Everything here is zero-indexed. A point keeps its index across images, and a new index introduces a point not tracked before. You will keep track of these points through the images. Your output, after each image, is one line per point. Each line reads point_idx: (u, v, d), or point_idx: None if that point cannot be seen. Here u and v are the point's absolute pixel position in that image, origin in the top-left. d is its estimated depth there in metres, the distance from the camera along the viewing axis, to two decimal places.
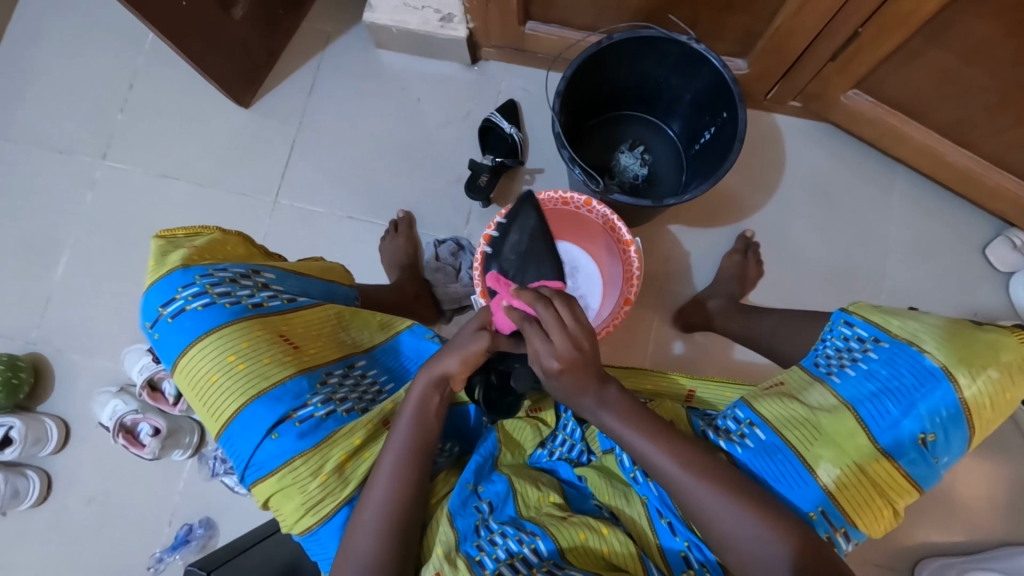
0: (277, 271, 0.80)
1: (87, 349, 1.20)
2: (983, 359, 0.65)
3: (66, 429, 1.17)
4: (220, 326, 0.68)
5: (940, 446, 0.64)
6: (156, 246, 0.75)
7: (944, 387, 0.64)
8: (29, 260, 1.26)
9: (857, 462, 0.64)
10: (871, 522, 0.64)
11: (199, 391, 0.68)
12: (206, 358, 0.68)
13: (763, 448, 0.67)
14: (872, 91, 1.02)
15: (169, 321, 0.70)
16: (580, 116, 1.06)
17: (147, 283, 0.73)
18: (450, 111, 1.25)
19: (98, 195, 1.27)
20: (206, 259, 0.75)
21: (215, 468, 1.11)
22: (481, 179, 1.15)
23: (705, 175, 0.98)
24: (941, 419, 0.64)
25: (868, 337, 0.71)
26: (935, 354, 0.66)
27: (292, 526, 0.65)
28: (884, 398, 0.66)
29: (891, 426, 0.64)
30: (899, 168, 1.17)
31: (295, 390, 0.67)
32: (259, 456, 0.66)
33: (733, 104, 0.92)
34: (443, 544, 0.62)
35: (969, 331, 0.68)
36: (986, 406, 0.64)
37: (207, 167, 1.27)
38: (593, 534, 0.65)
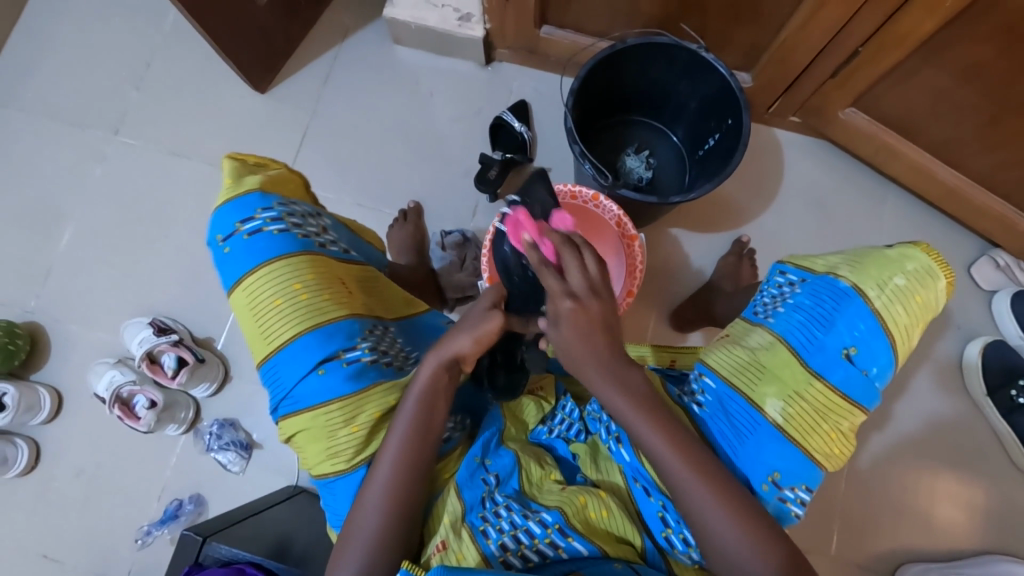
0: (334, 220, 0.84)
1: (86, 319, 1.20)
2: (886, 270, 0.72)
3: (59, 397, 1.16)
4: (289, 254, 0.72)
5: (865, 360, 0.70)
6: (232, 167, 0.79)
7: (857, 303, 0.71)
8: (32, 229, 1.26)
9: (798, 393, 0.70)
10: (824, 449, 0.69)
11: (258, 311, 0.71)
12: (268, 280, 0.71)
13: (716, 398, 0.73)
14: (869, 108, 1.07)
15: (243, 238, 0.73)
16: (589, 116, 1.10)
17: (220, 200, 0.76)
18: (462, 108, 1.28)
19: (107, 170, 1.28)
20: (280, 190, 0.78)
21: (210, 443, 1.11)
22: (491, 173, 1.16)
23: (709, 178, 1.01)
24: (860, 331, 0.70)
25: (797, 279, 0.78)
26: (847, 275, 0.73)
27: (316, 469, 0.68)
28: (809, 324, 0.72)
29: (819, 351, 0.71)
30: (891, 185, 1.22)
31: (347, 331, 0.71)
32: (302, 390, 0.68)
33: (738, 110, 0.96)
34: (451, 514, 0.65)
35: (875, 251, 0.75)
36: (900, 313, 0.70)
37: (219, 148, 1.29)
38: (593, 498, 0.67)
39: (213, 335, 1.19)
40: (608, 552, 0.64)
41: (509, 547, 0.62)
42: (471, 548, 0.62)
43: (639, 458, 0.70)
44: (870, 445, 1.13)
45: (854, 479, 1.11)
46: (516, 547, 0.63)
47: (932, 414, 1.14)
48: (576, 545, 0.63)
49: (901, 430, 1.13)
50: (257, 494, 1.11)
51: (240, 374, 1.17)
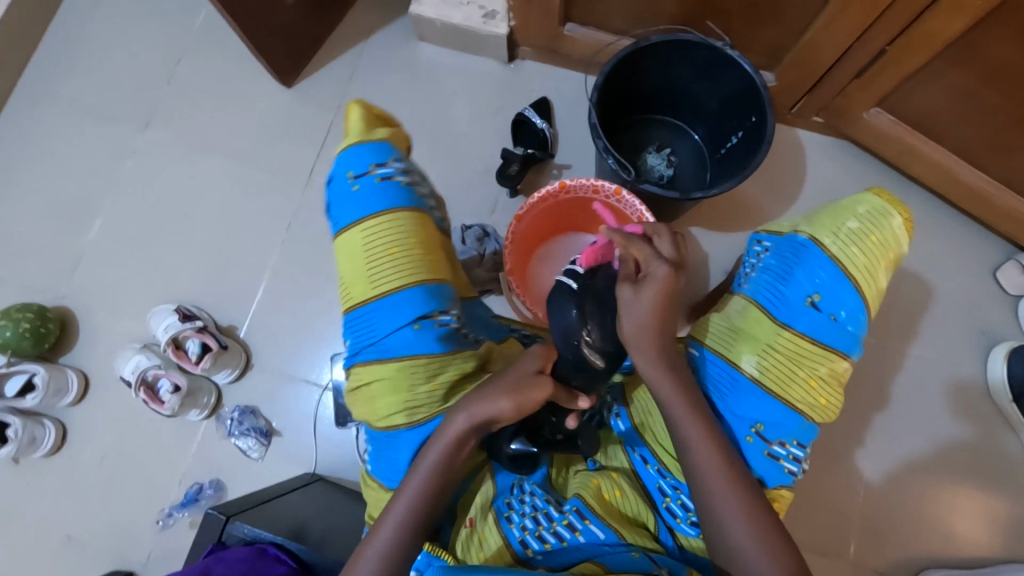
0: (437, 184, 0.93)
1: (114, 306, 1.23)
2: (838, 220, 0.84)
3: (87, 381, 1.19)
4: (408, 211, 0.82)
5: (828, 305, 0.81)
6: (364, 110, 0.87)
7: (815, 252, 0.82)
8: (64, 218, 1.29)
9: (772, 347, 0.80)
10: (802, 392, 0.79)
11: (373, 254, 0.80)
12: (388, 229, 0.80)
13: (702, 363, 0.83)
14: (893, 109, 1.06)
15: (375, 181, 0.82)
16: (612, 114, 1.10)
17: (355, 143, 0.84)
18: (484, 105, 1.30)
19: (137, 161, 1.32)
20: (404, 149, 0.88)
21: (231, 429, 1.14)
22: (512, 168, 1.19)
23: (731, 176, 1.01)
24: (820, 279, 0.81)
25: (765, 243, 0.89)
26: (805, 230, 0.84)
27: (386, 417, 0.77)
28: (775, 281, 0.83)
29: (786, 305, 0.82)
30: (915, 187, 1.21)
31: (442, 296, 0.80)
32: (396, 338, 0.78)
33: (763, 108, 0.96)
34: (483, 495, 0.70)
35: (830, 206, 0.87)
36: (856, 255, 0.81)
37: (246, 142, 1.32)
38: (606, 480, 0.71)
39: (236, 324, 1.21)
40: (623, 535, 0.64)
41: (529, 527, 0.64)
42: (493, 533, 0.65)
43: (636, 428, 0.76)
44: (889, 450, 1.11)
45: (873, 482, 1.10)
46: (535, 528, 0.64)
47: (954, 420, 1.12)
48: (591, 528, 0.64)
49: (922, 435, 1.12)
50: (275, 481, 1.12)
51: (262, 362, 1.19)
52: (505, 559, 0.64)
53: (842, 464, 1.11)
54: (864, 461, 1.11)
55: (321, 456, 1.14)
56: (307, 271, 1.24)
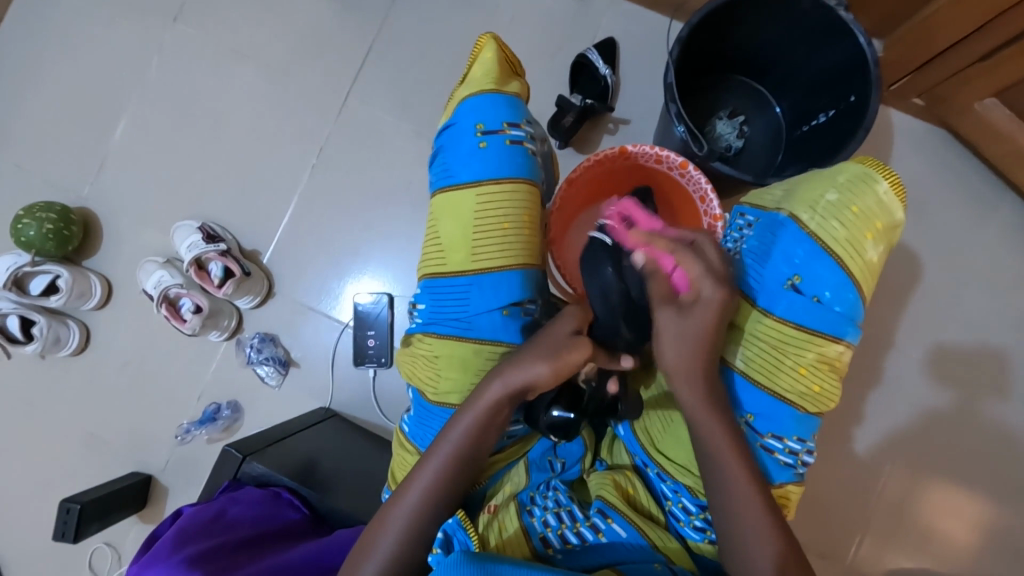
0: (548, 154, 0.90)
1: (138, 215, 1.20)
2: (818, 192, 0.76)
3: (110, 288, 1.18)
4: (526, 188, 0.81)
5: (811, 287, 0.75)
6: (501, 59, 0.84)
7: (792, 230, 0.75)
8: (88, 113, 1.22)
9: (753, 337, 0.75)
10: (791, 382, 0.74)
11: (485, 222, 0.78)
12: (504, 202, 0.79)
13: None
14: (1013, 103, 0.92)
15: (505, 144, 0.80)
16: (688, 70, 0.98)
17: (491, 93, 0.81)
18: (543, 40, 1.17)
19: (165, 59, 1.22)
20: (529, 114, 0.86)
21: (250, 356, 1.13)
22: (566, 120, 1.07)
23: (810, 161, 0.91)
24: (800, 260, 0.75)
25: (747, 218, 0.81)
26: (785, 207, 0.77)
27: (447, 393, 0.78)
28: (753, 264, 0.77)
29: (766, 291, 0.76)
30: (1006, 194, 1.09)
31: (533, 285, 0.81)
32: (485, 320, 0.78)
33: (866, 87, 0.84)
34: (513, 485, 0.71)
35: (811, 174, 0.79)
36: (835, 228, 0.74)
37: (281, 51, 1.21)
38: (622, 479, 0.72)
39: (260, 249, 1.18)
40: (648, 536, 0.64)
41: (552, 522, 0.64)
42: (514, 519, 0.64)
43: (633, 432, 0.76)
44: (911, 464, 1.08)
45: (890, 495, 1.08)
46: (558, 526, 0.64)
47: (987, 446, 1.08)
48: (614, 527, 0.64)
49: (951, 457, 1.08)
50: (290, 410, 1.14)
51: (284, 292, 1.16)
52: (523, 550, 0.62)
53: (859, 471, 1.08)
54: (885, 472, 1.08)
55: (337, 392, 1.14)
56: (336, 203, 1.18)
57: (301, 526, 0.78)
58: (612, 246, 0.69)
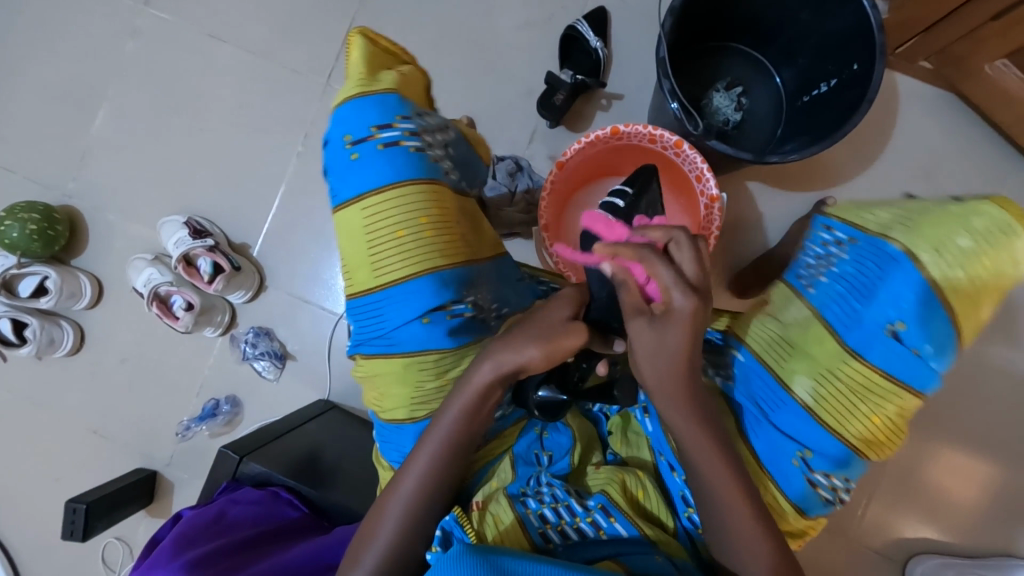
0: (459, 135, 0.75)
1: (124, 210, 1.17)
2: (950, 229, 0.65)
3: (101, 287, 1.17)
4: (420, 184, 0.67)
5: (914, 338, 0.64)
6: (369, 52, 0.71)
7: (905, 269, 0.65)
8: (64, 106, 1.19)
9: (831, 372, 0.67)
10: (859, 430, 0.66)
11: (376, 236, 0.66)
12: (392, 208, 0.66)
13: (742, 368, 0.72)
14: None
15: (378, 146, 0.67)
16: (683, 41, 0.93)
17: (351, 96, 0.68)
18: (532, 11, 1.11)
19: (139, 46, 1.18)
20: (410, 96, 0.71)
21: (246, 352, 1.13)
22: (557, 98, 1.03)
23: (812, 134, 0.87)
24: (912, 303, 0.64)
25: (845, 239, 0.73)
26: (899, 239, 0.67)
27: (388, 412, 0.70)
28: (850, 296, 0.68)
29: (856, 326, 0.67)
30: (1017, 158, 1.05)
31: (457, 281, 0.67)
32: (403, 333, 0.67)
33: (870, 55, 0.80)
34: (500, 481, 0.68)
35: (937, 208, 0.68)
36: (959, 280, 0.63)
37: (258, 32, 1.16)
38: (630, 477, 0.67)
39: (249, 242, 1.15)
40: (650, 534, 0.62)
41: (549, 518, 0.62)
42: (508, 511, 0.62)
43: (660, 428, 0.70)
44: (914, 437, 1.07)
45: (893, 469, 1.07)
46: (557, 522, 0.62)
47: (992, 416, 1.07)
48: (616, 525, 0.62)
49: (955, 429, 1.07)
50: (289, 403, 1.13)
51: (276, 285, 1.15)
52: (523, 545, 0.59)
53: None
54: None
55: (335, 383, 1.14)
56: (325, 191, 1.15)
57: (301, 524, 0.78)
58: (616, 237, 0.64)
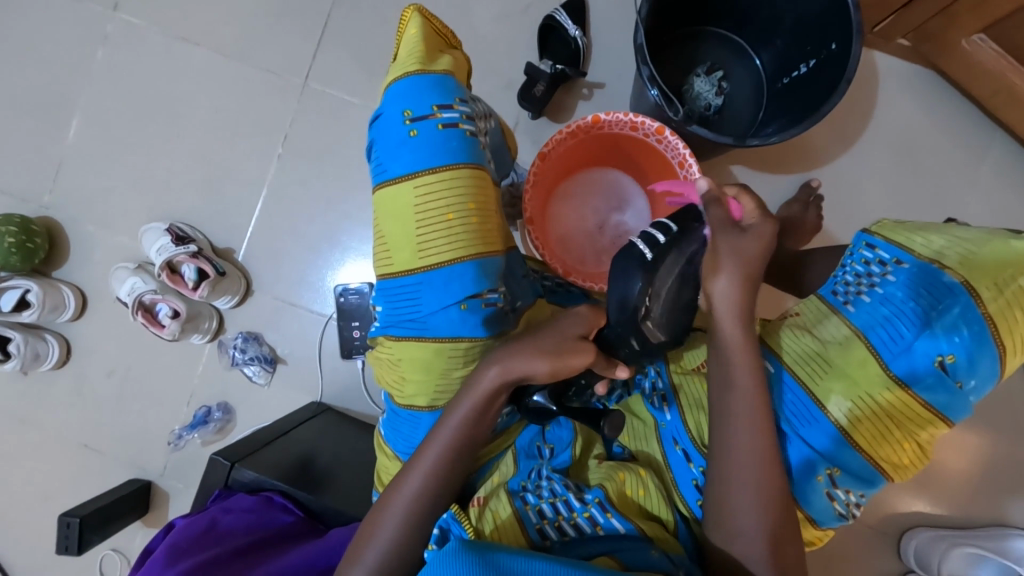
0: (497, 128, 0.75)
1: (103, 219, 1.15)
2: (1012, 268, 0.57)
3: (84, 298, 1.15)
4: (470, 168, 0.65)
5: (962, 371, 0.58)
6: (426, 28, 0.68)
7: (963, 302, 0.57)
8: (36, 115, 1.16)
9: (870, 396, 0.60)
10: (890, 457, 0.60)
11: (424, 216, 0.63)
12: (443, 190, 0.63)
13: (771, 383, 0.65)
14: (1001, 38, 0.89)
15: (438, 127, 0.64)
16: (661, 27, 0.92)
17: (412, 70, 0.65)
18: (509, 1, 1.10)
19: (110, 51, 1.15)
20: (463, 82, 0.69)
21: (235, 358, 1.12)
22: (538, 88, 1.02)
23: (792, 117, 0.87)
24: (964, 338, 0.57)
25: (889, 259, 0.63)
26: (955, 269, 0.59)
27: (411, 399, 0.68)
28: (899, 320, 0.59)
29: (904, 353, 0.59)
30: (997, 133, 1.06)
31: (493, 271, 0.66)
32: (439, 319, 0.64)
33: (847, 35, 0.79)
34: (501, 475, 0.68)
35: (997, 238, 0.60)
36: (1016, 320, 0.57)
37: (231, 33, 1.14)
38: (632, 477, 0.65)
39: (233, 247, 1.14)
40: (646, 532, 0.60)
41: (546, 514, 0.61)
42: (507, 506, 0.62)
43: (682, 418, 0.67)
44: None
45: None
46: (554, 518, 0.60)
47: None
48: (613, 522, 0.59)
49: None
50: (282, 407, 1.13)
51: (263, 289, 1.14)
52: (519, 542, 0.59)
53: None
54: None
55: (327, 386, 1.13)
56: (308, 192, 1.14)
57: (296, 528, 0.78)
58: (651, 262, 0.58)
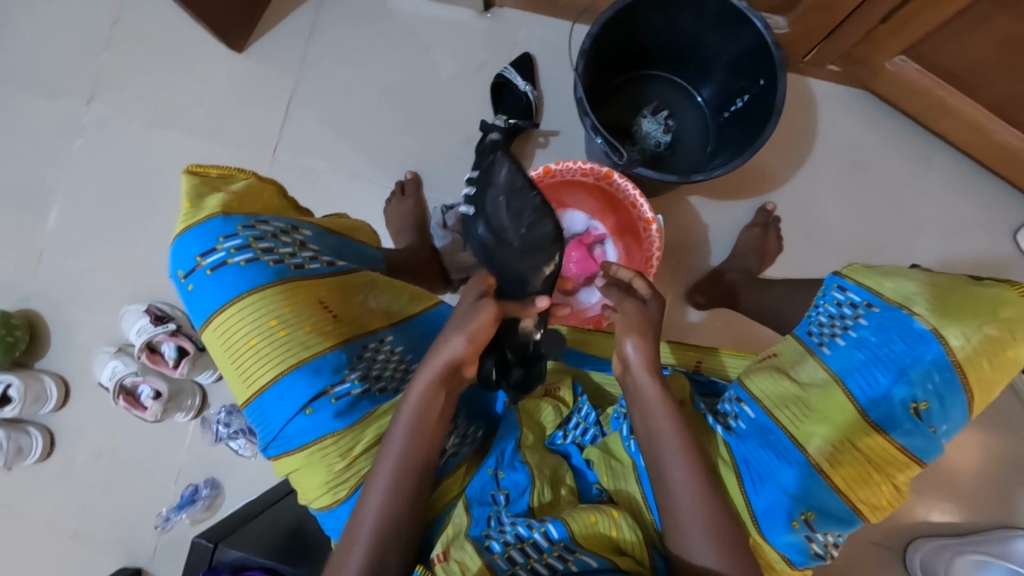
0: (315, 229, 0.80)
1: (83, 305, 1.17)
2: (982, 314, 0.59)
3: (67, 387, 1.15)
4: (262, 287, 0.69)
5: (937, 416, 0.59)
6: (192, 186, 0.75)
7: (934, 348, 0.59)
8: (16, 209, 1.19)
9: (850, 441, 0.60)
10: (871, 500, 0.60)
11: (233, 351, 0.69)
12: (245, 316, 0.68)
13: (753, 427, 0.65)
14: (922, 58, 0.94)
15: (207, 272, 0.70)
16: (603, 75, 0.98)
17: (180, 229, 0.72)
18: (463, 62, 1.16)
19: (85, 143, 1.20)
20: (244, 208, 0.74)
21: (219, 433, 1.10)
22: (494, 141, 1.07)
23: (735, 148, 0.91)
24: (937, 383, 0.58)
25: (861, 302, 0.65)
26: (924, 315, 0.60)
27: (312, 501, 0.68)
28: (873, 365, 0.61)
29: (882, 398, 0.60)
30: (938, 142, 1.10)
31: (333, 364, 0.68)
32: (292, 429, 0.67)
33: (773, 70, 0.84)
34: (453, 527, 0.64)
35: (962, 287, 0.62)
36: (986, 366, 0.58)
37: (201, 115, 1.19)
38: (603, 518, 0.64)
39: None
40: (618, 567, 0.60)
41: (516, 560, 0.60)
42: (474, 557, 0.60)
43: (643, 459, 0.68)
44: None
45: None
46: (525, 562, 0.60)
47: None
48: (583, 559, 0.60)
49: None
50: (269, 477, 1.11)
51: None
52: None
53: None
54: None
55: None
56: None
57: None
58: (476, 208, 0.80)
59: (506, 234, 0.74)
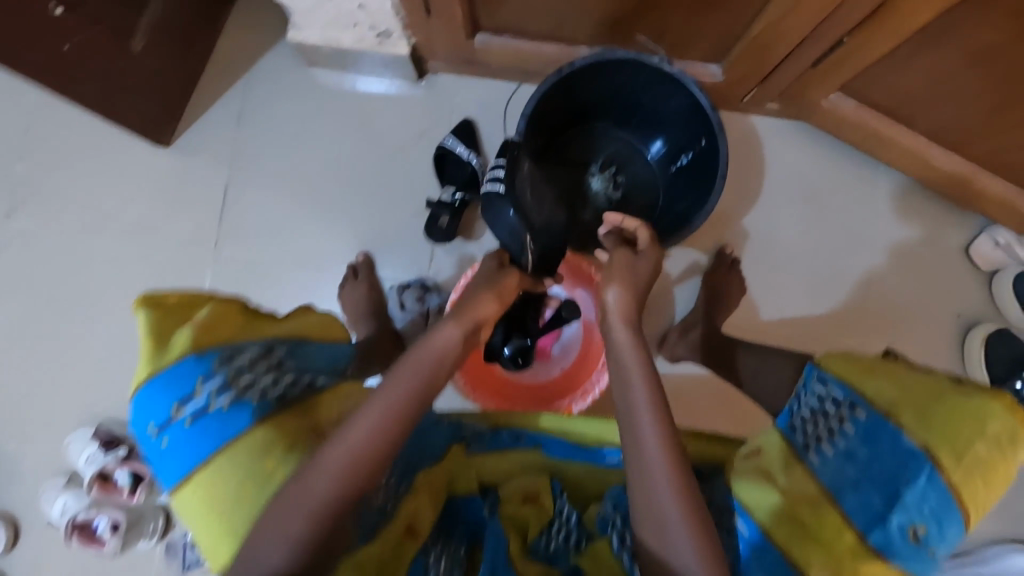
0: (289, 344, 0.68)
1: (21, 437, 1.08)
2: (964, 432, 0.56)
3: (15, 530, 1.05)
4: (250, 432, 0.58)
5: (935, 541, 0.56)
6: (152, 319, 0.61)
7: (924, 470, 0.56)
8: None
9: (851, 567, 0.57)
10: None
11: (219, 512, 0.57)
12: (227, 465, 0.58)
13: (750, 540, 0.63)
14: (857, 93, 0.95)
15: (185, 426, 0.58)
16: (543, 141, 0.94)
17: (144, 378, 0.60)
18: (403, 134, 1.13)
19: (8, 261, 1.12)
20: (216, 339, 0.62)
21: (187, 559, 1.03)
22: (442, 221, 1.07)
23: (686, 207, 0.91)
24: (924, 511, 0.56)
25: (844, 401, 0.65)
26: (910, 430, 0.58)
27: None
28: (863, 482, 0.60)
29: (874, 518, 0.58)
30: (882, 166, 1.12)
31: None
32: None
33: (713, 131, 0.85)
34: None
35: (946, 395, 0.59)
36: (977, 492, 0.55)
37: (132, 217, 1.12)
38: None
39: None
40: None
41: None
42: None
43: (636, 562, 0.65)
44: None
45: None
46: None
47: None
48: None
49: None
50: None
51: None
52: None
53: None
54: None
55: None
56: None
57: None
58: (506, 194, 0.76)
59: (530, 212, 0.77)
